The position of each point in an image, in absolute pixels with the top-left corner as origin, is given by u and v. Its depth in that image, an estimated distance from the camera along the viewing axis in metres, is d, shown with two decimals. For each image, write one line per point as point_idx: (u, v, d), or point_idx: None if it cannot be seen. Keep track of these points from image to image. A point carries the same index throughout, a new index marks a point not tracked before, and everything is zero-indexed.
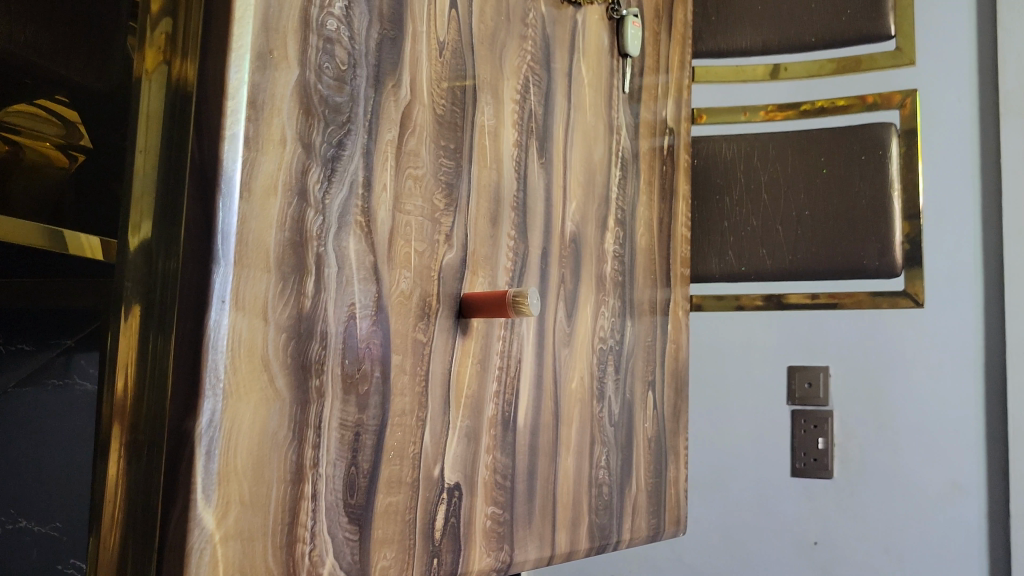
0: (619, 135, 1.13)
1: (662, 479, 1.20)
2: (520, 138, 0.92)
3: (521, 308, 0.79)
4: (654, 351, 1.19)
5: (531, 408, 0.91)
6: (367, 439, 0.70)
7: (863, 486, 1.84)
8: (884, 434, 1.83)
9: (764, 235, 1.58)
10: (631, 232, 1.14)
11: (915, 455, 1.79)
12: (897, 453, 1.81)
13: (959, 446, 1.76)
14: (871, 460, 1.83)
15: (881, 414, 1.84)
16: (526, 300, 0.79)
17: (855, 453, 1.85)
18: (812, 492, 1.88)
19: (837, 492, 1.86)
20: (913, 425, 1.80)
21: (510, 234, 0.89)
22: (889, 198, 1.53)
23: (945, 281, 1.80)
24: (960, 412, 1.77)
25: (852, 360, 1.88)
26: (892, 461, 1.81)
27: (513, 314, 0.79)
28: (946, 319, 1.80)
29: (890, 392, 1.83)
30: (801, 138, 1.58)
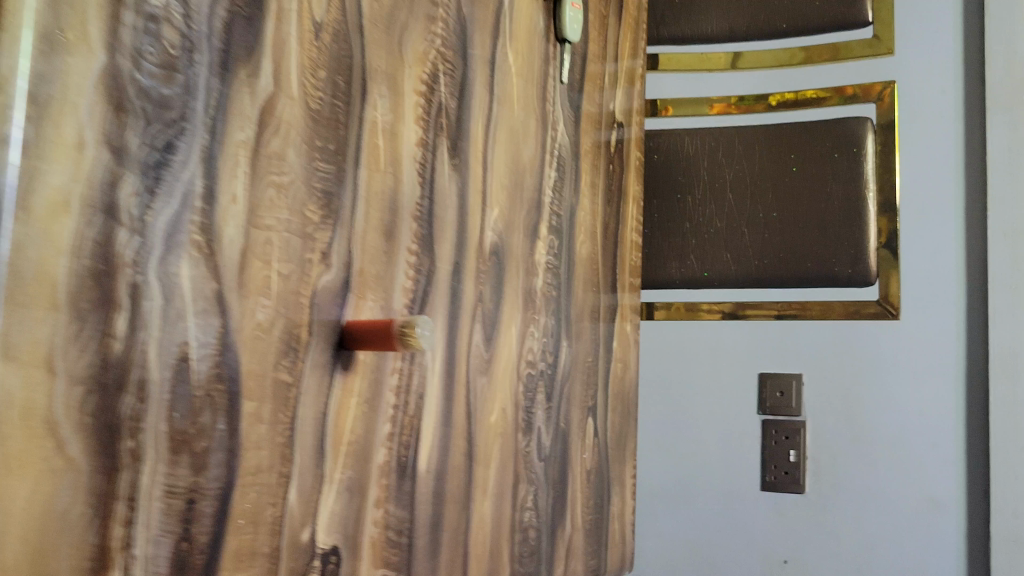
0: (556, 130, 1.00)
1: (603, 514, 1.08)
2: (425, 136, 0.79)
3: (409, 340, 0.66)
4: (595, 372, 1.07)
5: (437, 450, 0.79)
6: (205, 508, 0.57)
7: (834, 503, 1.48)
8: (864, 445, 1.46)
9: (729, 237, 1.54)
10: (568, 240, 1.02)
11: (892, 467, 1.44)
12: (874, 465, 1.46)
13: (949, 460, 1.41)
14: (846, 475, 1.47)
15: (856, 420, 1.47)
16: (416, 330, 0.66)
17: (829, 466, 1.48)
18: (779, 510, 1.51)
19: (806, 510, 1.49)
20: (892, 432, 1.45)
21: (410, 248, 0.76)
22: (863, 202, 1.46)
23: (925, 279, 1.45)
24: (949, 418, 1.42)
25: (827, 363, 1.50)
26: (869, 475, 1.46)
27: (400, 346, 0.66)
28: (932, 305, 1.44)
29: (869, 396, 1.47)
30: (769, 136, 1.52)
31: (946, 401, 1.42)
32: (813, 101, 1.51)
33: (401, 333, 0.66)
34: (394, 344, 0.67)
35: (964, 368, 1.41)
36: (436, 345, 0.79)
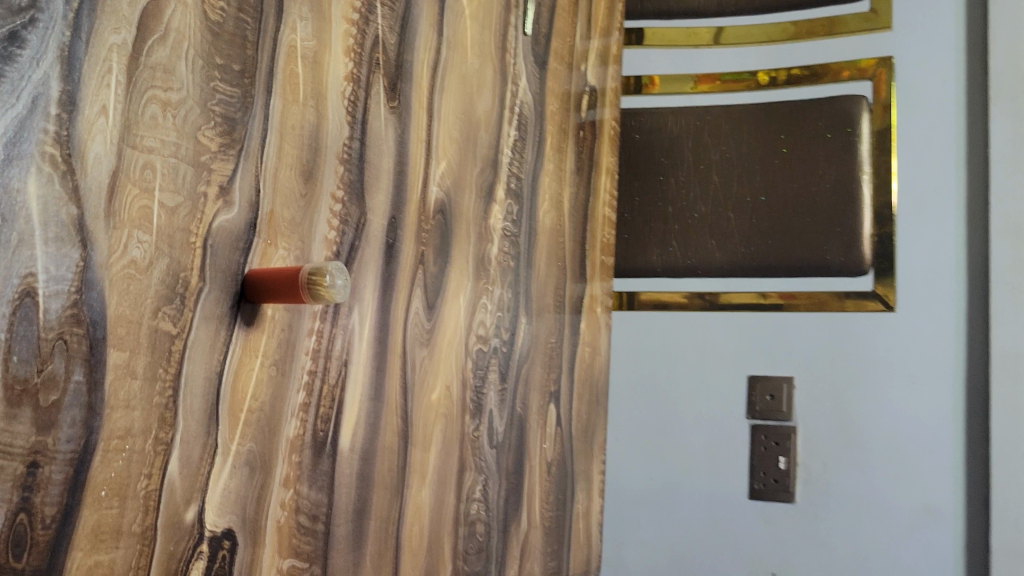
0: (517, 85, 0.91)
1: (566, 513, 0.98)
2: (355, 71, 0.70)
3: (318, 291, 0.56)
4: (559, 356, 0.97)
5: (364, 427, 0.70)
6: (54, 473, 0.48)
7: (827, 513, 1.28)
8: (852, 446, 1.28)
9: (712, 225, 1.39)
10: (529, 208, 0.92)
11: (887, 474, 1.25)
12: (866, 470, 1.26)
13: (948, 464, 1.22)
14: (837, 482, 1.28)
15: (846, 420, 1.29)
16: (325, 278, 0.56)
17: (816, 474, 1.29)
18: (766, 519, 1.31)
19: (794, 521, 1.29)
20: (888, 435, 1.25)
21: (334, 195, 0.67)
22: (859, 185, 1.32)
23: (933, 279, 1.27)
24: (945, 418, 1.23)
25: (814, 361, 1.32)
26: (858, 480, 1.27)
27: (309, 298, 0.57)
28: (930, 302, 1.27)
29: (859, 393, 1.29)
30: (759, 113, 1.38)
31: (948, 401, 1.23)
32: (805, 77, 1.37)
33: (309, 282, 0.57)
34: (302, 296, 0.57)
35: (965, 368, 1.23)
36: (365, 308, 0.70)
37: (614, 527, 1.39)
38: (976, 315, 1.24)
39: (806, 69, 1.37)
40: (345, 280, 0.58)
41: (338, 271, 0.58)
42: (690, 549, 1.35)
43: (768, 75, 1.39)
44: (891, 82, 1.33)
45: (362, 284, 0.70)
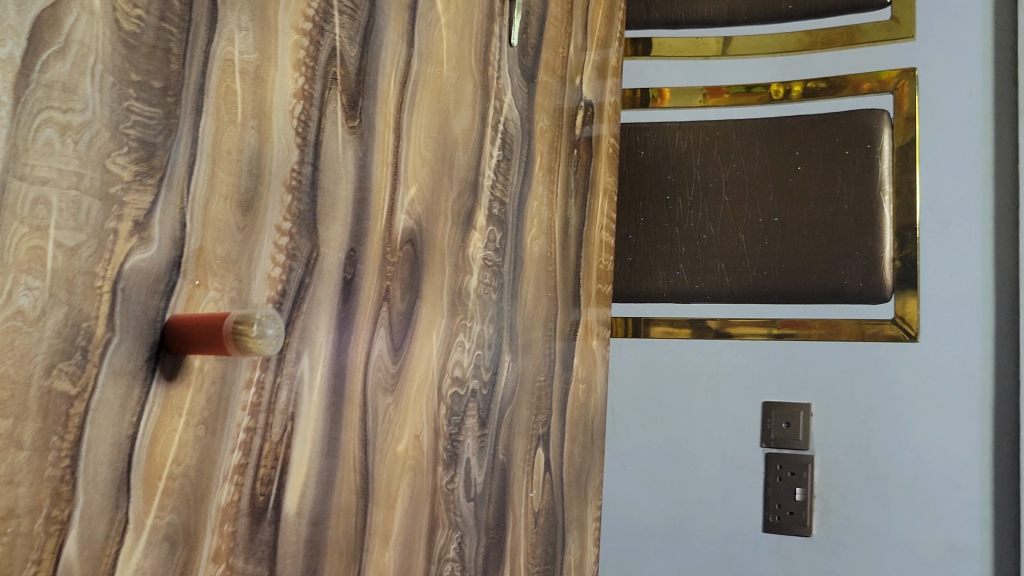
0: (501, 100, 0.83)
1: (556, 566, 0.90)
2: (307, 86, 0.62)
3: (244, 343, 0.49)
4: (548, 395, 0.89)
5: (314, 488, 0.62)
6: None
7: (841, 549, 1.31)
8: (876, 484, 1.30)
9: (724, 244, 1.40)
10: (515, 234, 0.84)
11: (907, 509, 1.28)
12: (888, 505, 1.29)
13: (972, 502, 1.25)
14: (855, 516, 1.31)
15: (867, 455, 1.31)
16: (251, 329, 0.49)
17: (837, 507, 1.32)
18: (782, 553, 1.34)
19: (809, 554, 1.33)
20: (909, 471, 1.28)
21: (280, 228, 0.60)
22: (875, 205, 1.32)
23: (940, 298, 1.29)
24: (974, 460, 1.25)
25: (838, 394, 1.34)
26: (878, 516, 1.30)
27: (234, 350, 0.49)
28: (948, 337, 1.28)
29: (883, 430, 1.30)
30: (773, 132, 1.39)
31: (970, 435, 1.26)
32: (822, 91, 1.37)
33: (232, 334, 0.49)
34: (226, 348, 0.50)
35: (991, 401, 1.25)
36: (317, 354, 0.62)
37: (619, 554, 1.43)
38: (1002, 335, 1.26)
39: (821, 85, 1.37)
40: (276, 327, 0.51)
41: (267, 315, 0.51)
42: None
43: (780, 88, 1.39)
44: (910, 96, 1.33)
45: (315, 327, 0.62)
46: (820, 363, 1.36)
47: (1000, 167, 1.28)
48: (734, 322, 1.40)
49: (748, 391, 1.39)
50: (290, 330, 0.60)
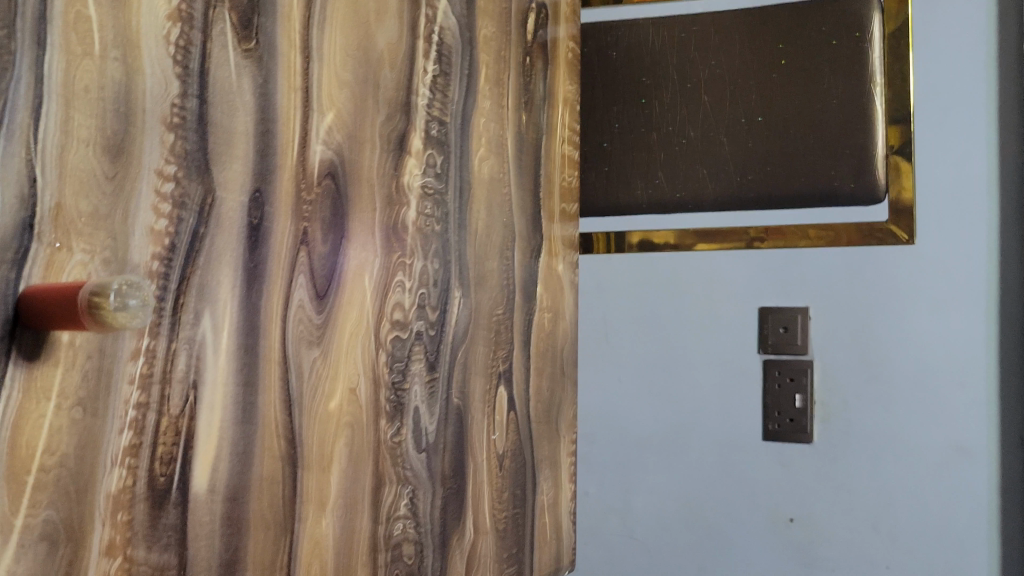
0: (434, 7, 0.74)
1: (527, 509, 0.85)
2: (184, 5, 0.53)
3: (100, 315, 0.42)
4: (509, 329, 0.83)
5: (228, 460, 0.55)
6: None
7: (847, 457, 1.19)
8: (881, 387, 1.18)
9: (705, 150, 1.23)
10: (459, 157, 0.76)
11: (916, 411, 1.16)
12: (895, 408, 1.17)
13: (982, 399, 1.13)
14: (860, 421, 1.19)
15: (871, 355, 1.18)
16: (107, 302, 0.42)
17: (840, 413, 1.19)
18: (783, 461, 1.22)
19: (812, 461, 1.20)
20: (917, 368, 1.16)
21: (162, 175, 0.52)
22: (870, 95, 1.16)
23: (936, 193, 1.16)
24: (982, 352, 1.13)
25: (838, 293, 1.20)
26: (885, 419, 1.17)
27: (91, 322, 0.42)
28: (949, 225, 1.15)
29: (887, 327, 1.18)
30: (755, 21, 1.22)
31: (982, 327, 1.13)
32: None
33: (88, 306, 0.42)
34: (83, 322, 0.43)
35: (999, 290, 1.13)
36: (221, 313, 0.55)
37: (613, 477, 1.30)
38: (1007, 226, 1.13)
39: None
40: (141, 297, 0.43)
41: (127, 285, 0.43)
42: (705, 498, 1.25)
43: None
44: None
45: (215, 282, 0.55)
46: (816, 258, 1.22)
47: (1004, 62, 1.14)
48: (718, 231, 1.25)
49: (739, 291, 1.25)
50: (184, 289, 0.53)
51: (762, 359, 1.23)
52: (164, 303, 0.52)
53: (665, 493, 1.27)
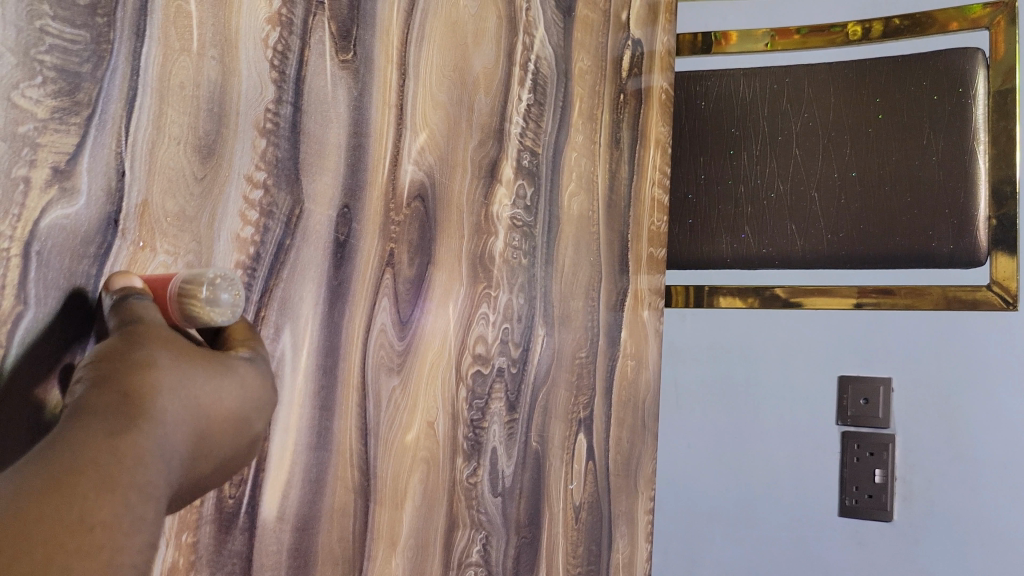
0: (531, 35, 0.72)
1: (601, 566, 0.81)
2: (284, 10, 0.51)
3: (188, 309, 0.39)
4: (591, 374, 0.79)
5: (298, 488, 0.52)
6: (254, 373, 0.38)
7: (928, 538, 1.12)
8: (967, 466, 1.11)
9: (794, 205, 1.19)
10: (549, 190, 0.74)
11: (1004, 492, 1.09)
12: (982, 491, 1.10)
13: None
14: (943, 501, 1.12)
15: (956, 432, 1.12)
16: (199, 293, 0.39)
17: (922, 492, 1.13)
18: (861, 540, 1.16)
19: (892, 543, 1.14)
20: (1003, 447, 1.09)
21: (250, 182, 0.50)
22: (970, 157, 1.11)
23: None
24: None
25: (923, 366, 1.15)
26: (972, 502, 1.10)
27: (180, 320, 0.39)
28: None
29: (973, 403, 1.12)
30: (851, 74, 1.17)
31: None
32: (906, 29, 1.16)
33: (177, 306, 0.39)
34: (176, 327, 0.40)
35: None
36: (302, 329, 0.53)
37: (680, 545, 1.25)
38: None
39: (902, 19, 1.16)
40: (233, 293, 0.40)
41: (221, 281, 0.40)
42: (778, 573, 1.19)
43: (858, 28, 1.18)
44: (1008, 36, 1.12)
45: (298, 297, 0.52)
46: (903, 331, 1.17)
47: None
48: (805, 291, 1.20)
49: (820, 360, 1.21)
50: (266, 301, 0.50)
51: (841, 432, 1.18)
52: (245, 313, 0.49)
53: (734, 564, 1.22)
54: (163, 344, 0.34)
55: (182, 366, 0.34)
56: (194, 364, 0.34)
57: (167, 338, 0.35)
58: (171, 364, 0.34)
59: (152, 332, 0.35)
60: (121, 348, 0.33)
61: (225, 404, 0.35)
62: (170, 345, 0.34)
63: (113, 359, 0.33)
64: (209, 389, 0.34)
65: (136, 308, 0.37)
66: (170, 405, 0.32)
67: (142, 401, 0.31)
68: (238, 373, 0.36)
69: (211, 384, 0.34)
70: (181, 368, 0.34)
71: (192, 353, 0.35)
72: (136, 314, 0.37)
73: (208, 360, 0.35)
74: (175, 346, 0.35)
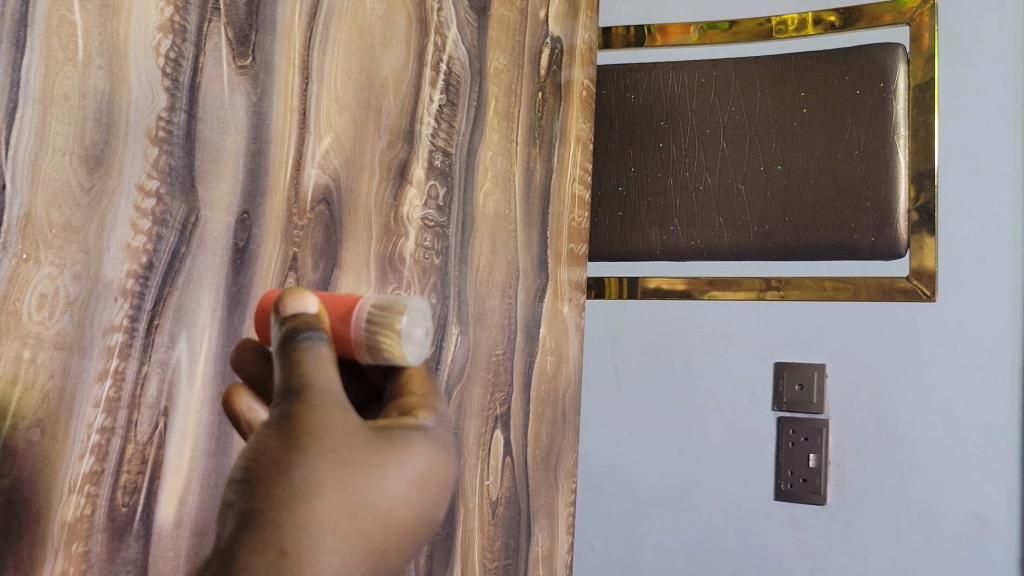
0: (443, 36, 0.72)
1: (519, 560, 0.82)
2: (177, 17, 0.51)
3: (380, 348, 0.38)
4: (508, 371, 0.80)
5: (198, 493, 0.53)
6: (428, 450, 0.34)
7: (861, 520, 1.13)
8: (899, 450, 1.12)
9: (722, 197, 1.21)
10: (462, 191, 0.74)
11: (934, 475, 1.10)
12: (913, 474, 1.11)
13: (1002, 468, 1.07)
14: (876, 485, 1.13)
15: (890, 416, 1.13)
16: (396, 325, 0.38)
17: (855, 475, 1.14)
18: (795, 522, 1.16)
19: (825, 526, 1.15)
20: (936, 433, 1.10)
21: (143, 192, 0.49)
22: (891, 150, 1.13)
23: (979, 257, 1.12)
24: (1001, 418, 1.08)
25: (858, 352, 1.16)
26: (904, 485, 1.11)
27: (368, 357, 0.38)
28: (969, 289, 1.11)
29: (904, 388, 1.13)
30: (776, 68, 1.20)
31: (1005, 393, 1.08)
32: (835, 26, 1.18)
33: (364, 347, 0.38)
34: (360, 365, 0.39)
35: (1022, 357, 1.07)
36: (199, 336, 0.53)
37: (621, 532, 1.25)
38: None
39: (830, 14, 1.19)
40: (425, 328, 0.39)
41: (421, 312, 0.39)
42: (710, 555, 1.20)
43: (783, 22, 1.21)
44: (932, 28, 1.14)
45: (194, 305, 0.53)
46: (838, 320, 1.18)
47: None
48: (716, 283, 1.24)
49: (756, 347, 1.22)
50: (160, 310, 0.50)
51: (777, 418, 1.18)
52: (139, 324, 0.49)
53: (669, 549, 1.23)
54: (339, 444, 0.31)
55: (347, 489, 0.31)
56: (360, 479, 0.31)
57: (335, 434, 0.31)
58: (339, 477, 0.31)
59: (323, 420, 0.32)
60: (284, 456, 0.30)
61: (398, 509, 0.32)
62: (336, 454, 0.31)
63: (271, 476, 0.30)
64: (374, 505, 0.31)
65: (311, 368, 0.33)
66: (335, 538, 0.30)
67: (299, 566, 0.29)
68: (417, 458, 0.34)
69: (382, 490, 0.32)
70: (351, 484, 0.31)
71: (364, 448, 0.32)
72: (310, 375, 0.33)
73: (376, 460, 0.32)
74: (345, 448, 0.31)
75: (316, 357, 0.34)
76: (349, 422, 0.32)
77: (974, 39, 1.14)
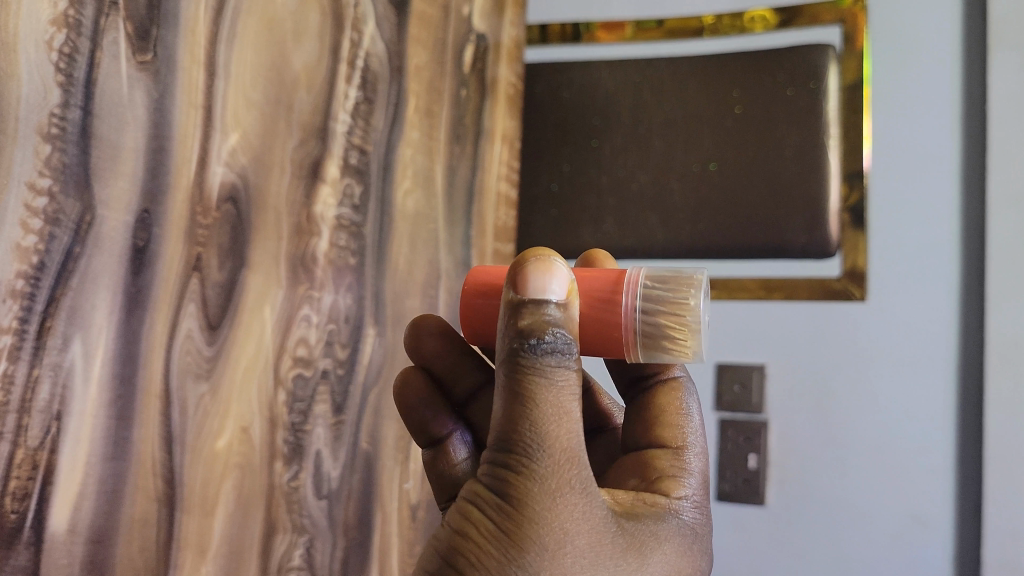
0: (360, 31, 0.74)
1: None
2: (71, 11, 0.49)
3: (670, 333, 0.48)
4: None
5: (93, 499, 0.51)
6: (675, 544, 0.48)
7: (803, 522, 1.09)
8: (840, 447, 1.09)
9: (655, 195, 1.22)
10: (379, 189, 0.77)
11: (876, 476, 1.07)
12: (850, 474, 1.08)
13: (938, 468, 1.05)
14: (817, 485, 1.09)
15: (829, 417, 1.10)
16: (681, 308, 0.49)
17: (798, 476, 1.10)
18: (736, 525, 1.12)
19: (764, 527, 1.11)
20: (875, 434, 1.08)
21: (32, 190, 0.47)
22: (820, 151, 1.15)
23: (916, 257, 1.10)
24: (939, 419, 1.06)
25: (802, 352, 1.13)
26: (843, 485, 1.08)
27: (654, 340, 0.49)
28: (903, 289, 1.10)
29: (843, 388, 1.10)
30: (709, 67, 1.21)
31: (941, 394, 1.06)
32: (769, 25, 1.20)
33: (645, 324, 0.48)
34: (626, 344, 0.48)
35: (959, 359, 1.06)
36: (95, 337, 0.51)
37: None
38: (970, 293, 1.07)
39: (763, 14, 1.20)
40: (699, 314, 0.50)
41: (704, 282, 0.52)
42: None
43: (716, 21, 1.22)
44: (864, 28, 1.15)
45: (90, 306, 0.51)
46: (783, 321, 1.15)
47: (967, 93, 1.11)
48: None
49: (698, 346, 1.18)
50: (53, 311, 0.48)
51: (720, 418, 1.13)
52: (29, 327, 0.47)
53: None
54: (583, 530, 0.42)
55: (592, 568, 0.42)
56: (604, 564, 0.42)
57: (563, 518, 0.41)
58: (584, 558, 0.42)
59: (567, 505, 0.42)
60: (515, 516, 0.41)
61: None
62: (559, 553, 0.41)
63: (500, 543, 0.41)
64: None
65: (558, 433, 0.42)
66: None
67: None
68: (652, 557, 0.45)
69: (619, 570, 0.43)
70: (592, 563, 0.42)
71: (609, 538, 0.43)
72: (552, 441, 0.42)
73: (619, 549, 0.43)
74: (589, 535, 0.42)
75: (554, 400, 0.42)
76: (580, 511, 0.42)
77: (908, 40, 1.15)
